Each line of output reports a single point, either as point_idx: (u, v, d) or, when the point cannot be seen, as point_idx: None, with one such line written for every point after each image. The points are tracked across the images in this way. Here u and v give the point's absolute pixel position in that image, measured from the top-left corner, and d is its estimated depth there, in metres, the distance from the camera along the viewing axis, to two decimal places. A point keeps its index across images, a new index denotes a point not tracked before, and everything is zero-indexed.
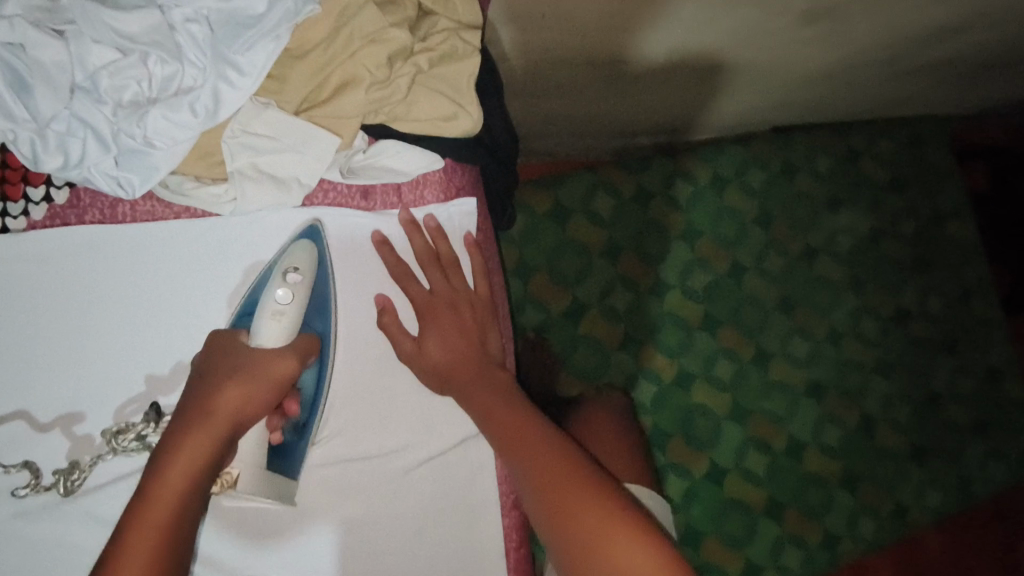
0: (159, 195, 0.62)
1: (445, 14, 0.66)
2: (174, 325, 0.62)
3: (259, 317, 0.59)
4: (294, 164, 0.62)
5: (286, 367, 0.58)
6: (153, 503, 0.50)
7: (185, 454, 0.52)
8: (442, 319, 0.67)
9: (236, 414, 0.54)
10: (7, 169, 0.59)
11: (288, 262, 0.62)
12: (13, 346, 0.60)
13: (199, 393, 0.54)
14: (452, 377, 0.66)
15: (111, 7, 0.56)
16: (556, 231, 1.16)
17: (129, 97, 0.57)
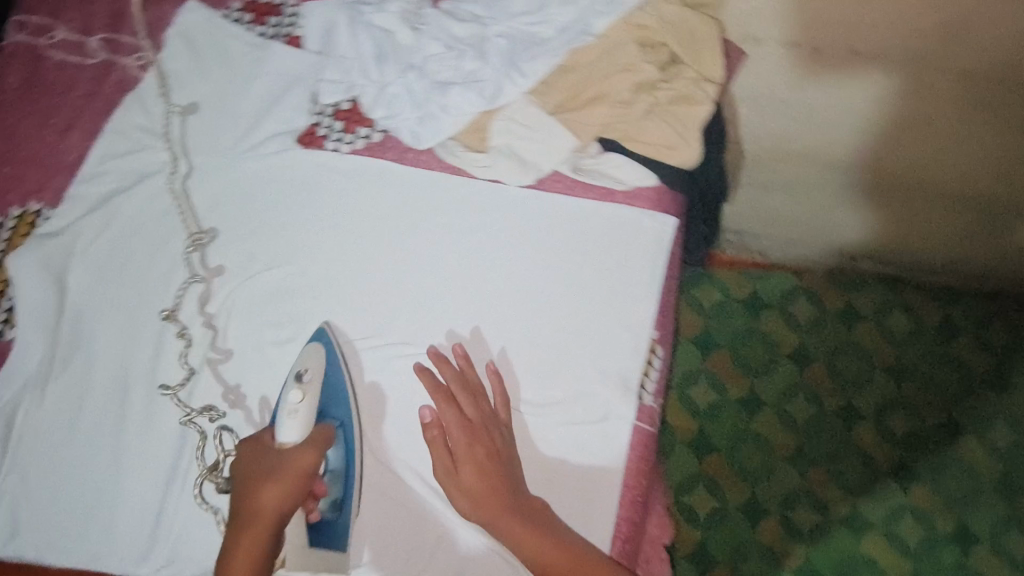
0: (439, 154, 0.79)
1: (691, 65, 0.78)
2: (408, 245, 0.78)
3: (279, 417, 0.66)
4: (539, 151, 0.78)
5: (304, 456, 0.64)
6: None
7: (239, 572, 0.60)
8: (465, 454, 0.67)
9: (280, 513, 0.62)
10: (352, 111, 0.81)
11: (301, 364, 0.70)
12: (293, 227, 0.79)
13: (241, 509, 0.62)
14: (481, 494, 0.66)
15: (450, 19, 0.79)
16: (746, 316, 1.22)
17: (442, 77, 0.78)
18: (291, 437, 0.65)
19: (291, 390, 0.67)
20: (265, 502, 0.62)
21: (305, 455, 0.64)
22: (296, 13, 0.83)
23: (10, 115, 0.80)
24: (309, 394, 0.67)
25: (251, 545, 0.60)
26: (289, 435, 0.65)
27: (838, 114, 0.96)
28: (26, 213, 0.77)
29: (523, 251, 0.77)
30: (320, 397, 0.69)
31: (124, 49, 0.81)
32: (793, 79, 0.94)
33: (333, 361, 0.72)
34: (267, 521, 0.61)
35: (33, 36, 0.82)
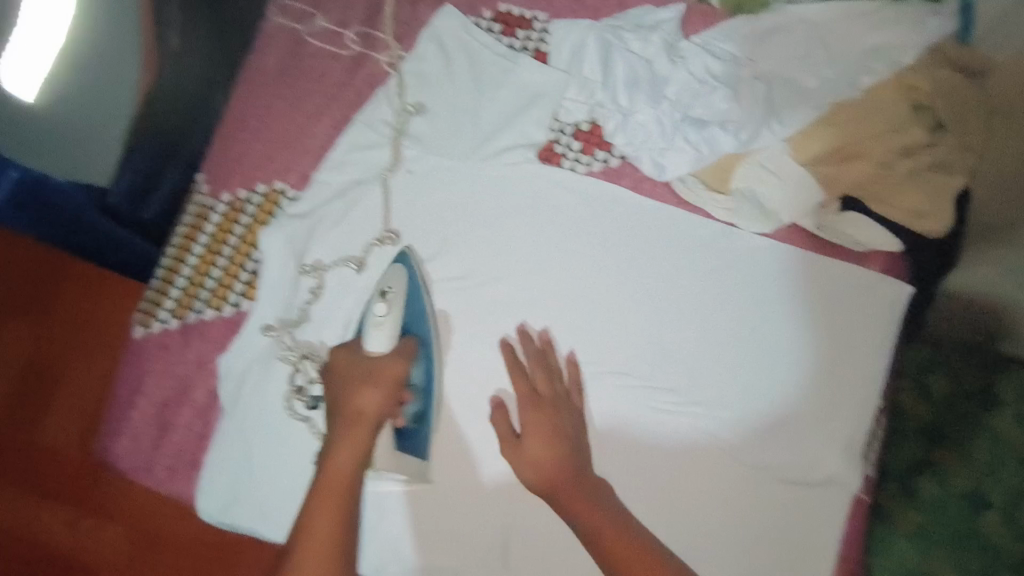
0: (674, 187, 0.80)
1: (957, 132, 0.74)
2: (637, 279, 0.79)
3: (367, 329, 0.72)
4: (780, 199, 0.76)
5: (397, 363, 0.71)
6: (327, 498, 0.64)
7: (342, 462, 0.66)
8: (535, 433, 0.72)
9: (377, 414, 0.69)
10: (592, 133, 0.81)
11: (385, 281, 0.75)
12: (522, 241, 0.80)
13: (344, 411, 0.69)
14: (544, 471, 0.70)
15: (710, 55, 0.78)
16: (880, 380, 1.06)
17: (693, 114, 0.78)
18: (380, 347, 0.72)
19: (377, 302, 0.73)
20: (343, 451, 0.67)
21: (398, 362, 0.71)
22: (546, 29, 0.83)
23: (263, 96, 0.82)
24: (394, 307, 0.73)
25: (331, 487, 0.65)
26: (377, 343, 0.72)
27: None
28: (272, 192, 0.80)
29: (751, 301, 0.78)
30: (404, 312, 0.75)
31: (378, 45, 0.83)
32: None
33: (414, 280, 0.77)
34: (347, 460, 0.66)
35: (292, 22, 0.83)
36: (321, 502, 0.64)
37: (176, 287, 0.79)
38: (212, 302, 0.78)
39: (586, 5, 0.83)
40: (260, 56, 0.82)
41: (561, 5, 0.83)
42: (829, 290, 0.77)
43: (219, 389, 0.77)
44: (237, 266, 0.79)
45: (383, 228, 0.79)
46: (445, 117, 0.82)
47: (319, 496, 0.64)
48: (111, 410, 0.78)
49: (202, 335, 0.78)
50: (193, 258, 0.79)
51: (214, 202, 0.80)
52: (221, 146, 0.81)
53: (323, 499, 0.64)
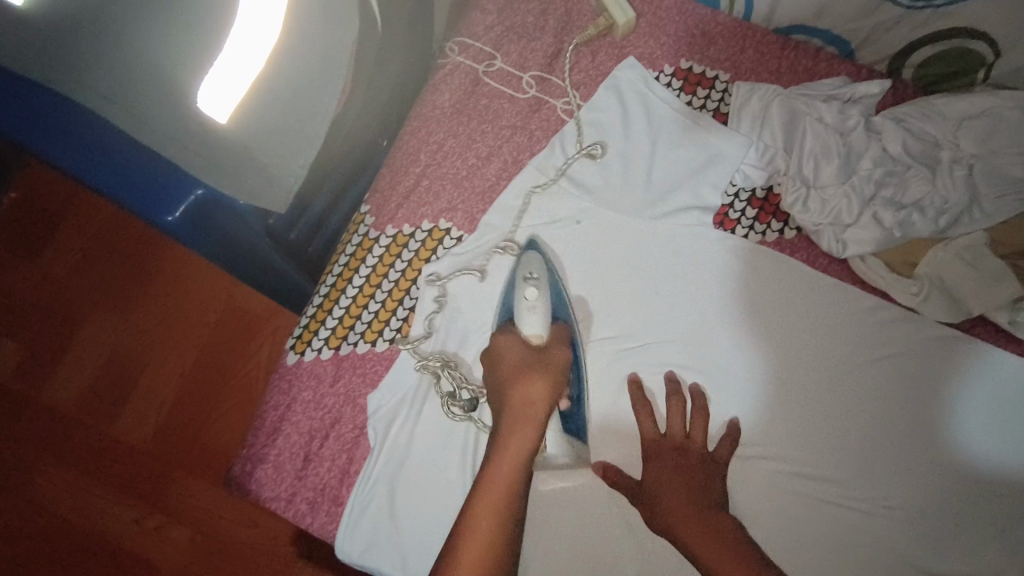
0: (852, 266, 0.76)
1: None
2: (806, 356, 0.74)
3: (518, 314, 0.72)
4: (972, 290, 0.72)
5: (563, 353, 0.72)
6: (487, 494, 0.66)
7: (512, 458, 0.68)
8: (667, 497, 0.69)
9: (546, 406, 0.70)
10: (768, 202, 0.79)
11: (524, 270, 0.74)
12: (686, 304, 0.76)
13: (510, 398, 0.70)
14: (676, 516, 0.68)
15: (908, 133, 0.75)
16: None
17: (884, 193, 0.75)
18: (537, 331, 0.71)
19: (524, 287, 0.73)
20: (530, 418, 0.69)
21: (563, 354, 0.72)
22: (728, 89, 0.82)
23: (436, 132, 0.81)
24: (544, 292, 0.73)
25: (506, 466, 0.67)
26: (533, 330, 0.72)
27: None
28: (438, 229, 0.78)
29: (932, 395, 0.72)
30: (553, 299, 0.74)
31: (555, 91, 0.82)
32: None
33: (557, 275, 0.76)
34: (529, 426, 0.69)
35: (472, 60, 0.83)
36: (482, 504, 0.66)
37: (332, 316, 0.77)
38: (368, 335, 0.75)
39: (770, 70, 0.82)
40: (437, 91, 0.82)
41: (745, 67, 0.82)
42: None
43: (367, 426, 0.74)
44: (395, 300, 0.76)
45: (501, 235, 0.77)
46: (619, 169, 0.80)
47: (483, 498, 0.66)
48: (256, 435, 0.76)
49: (354, 368, 0.75)
50: (353, 288, 0.77)
51: (379, 233, 0.78)
52: (389, 178, 0.80)
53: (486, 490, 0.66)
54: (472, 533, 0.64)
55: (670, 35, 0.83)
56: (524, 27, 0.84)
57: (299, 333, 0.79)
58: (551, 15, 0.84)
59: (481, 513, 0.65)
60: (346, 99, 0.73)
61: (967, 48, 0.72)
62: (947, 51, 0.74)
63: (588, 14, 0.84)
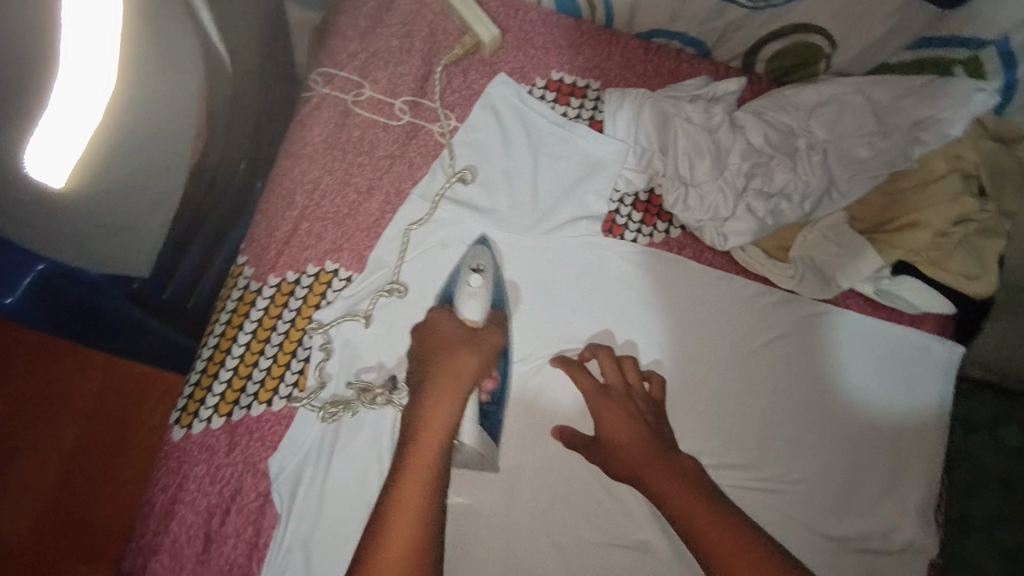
0: (734, 256, 0.80)
1: (994, 198, 0.78)
2: (703, 349, 0.77)
3: (460, 299, 0.73)
4: (841, 266, 0.77)
5: (495, 335, 0.73)
6: (417, 465, 0.66)
7: (440, 418, 0.68)
8: (625, 438, 0.70)
9: (474, 376, 0.70)
10: (650, 204, 0.81)
11: (473, 261, 0.75)
12: (585, 316, 0.77)
13: (438, 371, 0.69)
14: (633, 457, 0.70)
15: (766, 126, 0.79)
16: (990, 442, 0.99)
17: (754, 185, 0.78)
18: (474, 316, 0.73)
19: (470, 275, 0.74)
20: (456, 366, 0.70)
21: (494, 334, 0.73)
22: (599, 97, 0.83)
23: (310, 169, 0.76)
24: (488, 283, 0.74)
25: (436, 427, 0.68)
26: (471, 315, 0.73)
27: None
28: (324, 271, 0.74)
29: (814, 368, 0.77)
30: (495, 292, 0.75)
31: (430, 115, 0.80)
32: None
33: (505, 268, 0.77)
34: (457, 383, 0.69)
35: (339, 91, 0.79)
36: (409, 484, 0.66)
37: (220, 380, 0.71)
38: (261, 395, 0.70)
39: (637, 75, 0.84)
40: (306, 127, 0.78)
41: (613, 74, 0.84)
42: (881, 349, 0.78)
43: (272, 491, 0.69)
44: (287, 354, 0.72)
45: (393, 275, 0.75)
46: (504, 185, 0.79)
47: (414, 456, 0.66)
48: (145, 522, 0.69)
49: (250, 433, 0.70)
50: (238, 347, 0.72)
51: (261, 284, 0.73)
52: (264, 224, 0.75)
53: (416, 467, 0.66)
54: (400, 505, 0.65)
55: (537, 48, 0.83)
56: (390, 51, 0.81)
57: (183, 404, 0.72)
58: (417, 36, 0.81)
59: (410, 486, 0.65)
60: (201, 145, 0.67)
61: (808, 40, 0.77)
62: (792, 45, 0.79)
63: (453, 33, 0.82)
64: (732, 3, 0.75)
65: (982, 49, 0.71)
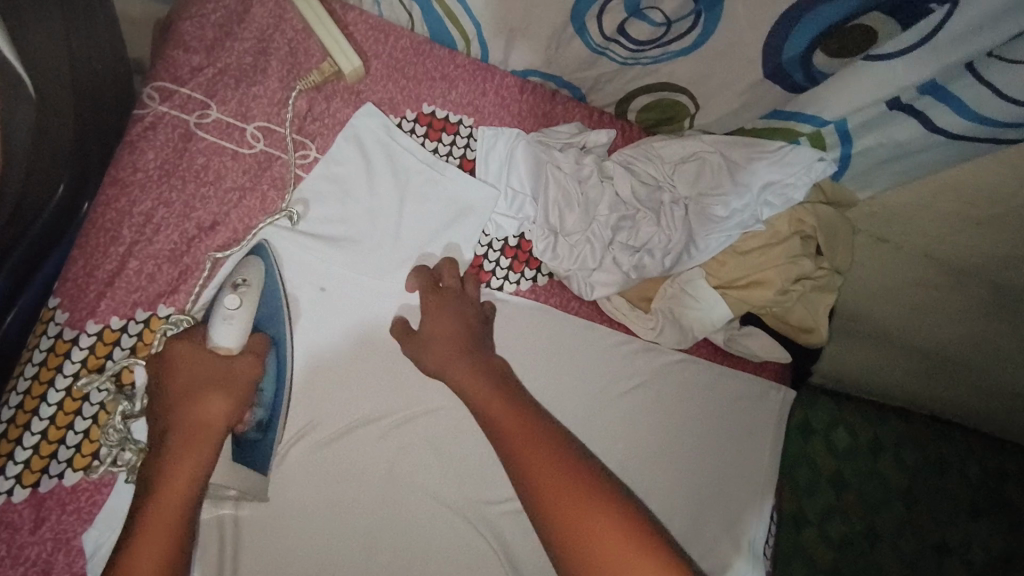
0: (600, 304, 0.82)
1: (829, 257, 0.85)
2: (564, 396, 0.78)
3: (213, 320, 0.61)
4: (695, 318, 0.81)
5: (253, 366, 0.63)
6: (150, 534, 0.53)
7: (183, 482, 0.56)
8: (440, 327, 0.69)
9: (226, 422, 0.60)
10: (520, 250, 0.79)
11: (238, 274, 0.64)
12: None
13: (177, 424, 0.58)
14: (447, 351, 0.67)
15: (635, 179, 0.80)
16: (799, 442, 1.15)
17: (620, 238, 0.80)
18: (229, 343, 0.61)
19: (229, 293, 0.62)
20: (204, 412, 0.59)
21: (253, 365, 0.63)
22: (472, 134, 0.80)
23: (141, 199, 0.67)
24: (248, 301, 0.63)
25: (178, 486, 0.56)
26: (226, 341, 0.61)
27: (899, 235, 0.88)
28: (156, 317, 0.66)
29: (664, 415, 0.81)
30: (260, 307, 0.65)
31: (286, 144, 0.73)
32: (905, 212, 0.85)
33: (272, 274, 0.67)
34: (208, 434, 0.58)
35: (179, 110, 0.70)
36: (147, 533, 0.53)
37: (24, 445, 0.61)
38: (77, 462, 0.62)
39: (511, 114, 0.82)
40: (137, 150, 0.68)
41: (487, 110, 0.81)
42: (715, 395, 0.84)
43: (87, 570, 0.61)
44: (109, 413, 0.63)
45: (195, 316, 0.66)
46: (342, 214, 0.74)
47: (150, 522, 0.54)
48: None
49: (62, 505, 0.61)
50: (47, 407, 0.61)
51: (77, 333, 0.63)
52: (80, 262, 0.65)
53: (151, 535, 0.53)
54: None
55: (408, 78, 0.79)
56: (241, 69, 0.73)
57: None
58: (273, 55, 0.74)
59: (138, 564, 0.52)
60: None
61: (675, 98, 0.79)
62: (658, 100, 0.81)
63: (315, 55, 0.75)
64: (604, 57, 0.74)
65: (824, 127, 0.76)
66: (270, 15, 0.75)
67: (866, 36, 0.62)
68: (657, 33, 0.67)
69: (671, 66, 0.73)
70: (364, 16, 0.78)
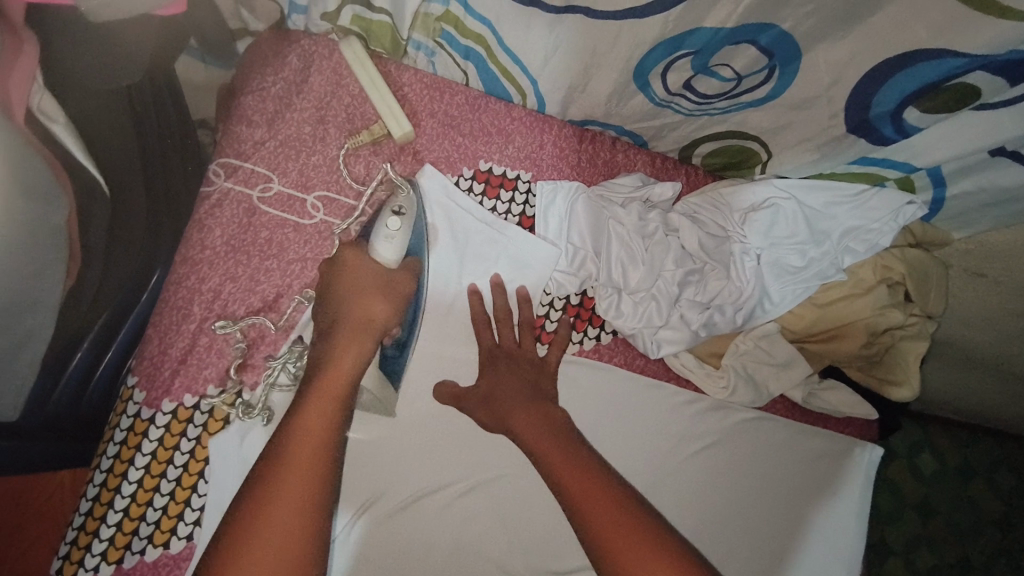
0: (667, 362, 0.78)
1: (919, 302, 0.78)
2: (633, 461, 0.74)
3: (376, 236, 0.71)
4: (770, 376, 0.77)
5: (409, 283, 0.72)
6: (322, 400, 0.68)
7: (346, 367, 0.69)
8: (501, 386, 0.73)
9: (386, 325, 0.71)
10: (582, 308, 0.77)
11: (395, 203, 0.72)
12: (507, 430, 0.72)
13: (344, 318, 0.70)
14: (497, 411, 0.72)
15: (704, 230, 0.76)
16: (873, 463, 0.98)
17: (688, 294, 0.76)
18: (389, 257, 0.70)
19: (389, 217, 0.71)
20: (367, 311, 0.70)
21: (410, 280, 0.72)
22: (530, 190, 0.78)
23: (209, 275, 0.69)
24: (407, 223, 0.71)
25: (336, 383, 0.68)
26: (386, 255, 0.71)
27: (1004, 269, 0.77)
28: (225, 393, 0.67)
29: (739, 478, 0.77)
30: (413, 236, 0.72)
31: (346, 212, 0.73)
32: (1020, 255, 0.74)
33: (427, 208, 0.74)
34: (368, 334, 0.70)
35: (243, 185, 0.71)
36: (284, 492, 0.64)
37: (108, 522, 0.64)
38: (157, 538, 0.64)
39: (570, 165, 0.79)
40: (204, 228, 0.70)
41: (545, 163, 0.79)
42: (795, 455, 0.79)
43: None
44: (185, 489, 0.65)
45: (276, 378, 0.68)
46: None
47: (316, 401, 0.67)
48: None
49: None
50: (128, 485, 0.64)
51: (153, 411, 0.65)
52: (155, 342, 0.67)
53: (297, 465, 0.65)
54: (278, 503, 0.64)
55: (464, 134, 0.77)
56: (301, 139, 0.73)
57: (67, 547, 0.64)
58: (331, 123, 0.74)
59: (300, 466, 0.65)
60: (74, 270, 0.58)
61: (746, 145, 0.74)
62: (726, 146, 0.76)
63: (372, 119, 0.75)
64: (668, 108, 0.70)
65: (913, 172, 0.71)
66: (328, 83, 0.75)
67: (968, 96, 0.56)
68: (727, 86, 0.63)
69: (741, 116, 0.68)
70: (419, 75, 0.77)
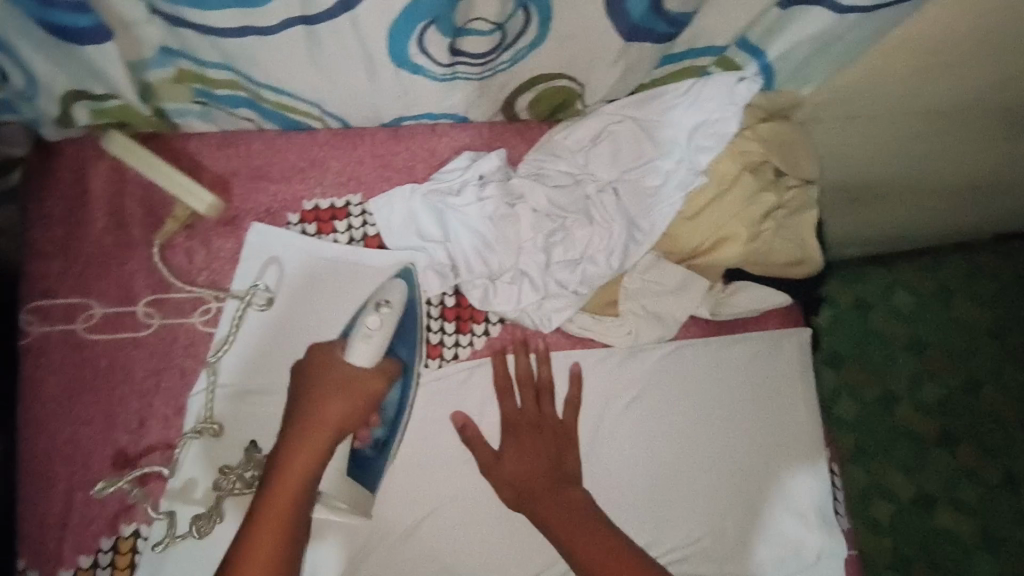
0: (566, 329, 0.74)
1: (790, 172, 0.74)
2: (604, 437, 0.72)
3: (352, 337, 0.63)
4: (673, 304, 0.74)
5: (379, 383, 0.64)
6: (266, 527, 0.57)
7: (296, 471, 0.60)
8: (519, 459, 0.68)
9: (349, 420, 0.62)
10: (460, 307, 0.73)
11: (382, 294, 0.64)
12: (432, 457, 0.70)
13: (314, 402, 0.62)
14: (530, 485, 0.67)
15: (548, 185, 0.72)
16: (860, 322, 1.03)
17: (557, 257, 0.71)
18: (364, 359, 0.62)
19: (371, 314, 0.63)
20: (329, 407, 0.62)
21: (379, 380, 0.64)
22: (365, 210, 0.73)
23: (61, 428, 0.65)
24: (388, 325, 0.63)
25: (291, 480, 0.59)
26: (362, 358, 0.62)
27: (866, 106, 0.73)
28: (122, 539, 0.63)
29: (676, 407, 0.74)
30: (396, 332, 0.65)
31: (182, 307, 0.68)
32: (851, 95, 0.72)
33: (414, 299, 0.67)
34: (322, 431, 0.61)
35: (64, 322, 0.67)
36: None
37: None
38: None
39: (398, 170, 0.74)
40: (38, 380, 0.65)
41: (370, 178, 0.74)
42: (724, 367, 0.75)
43: None
44: None
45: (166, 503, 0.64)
46: (261, 362, 0.68)
47: (261, 521, 0.57)
48: None
49: None
50: None
51: None
52: (29, 514, 0.63)
53: (258, 537, 0.56)
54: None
55: (276, 180, 0.72)
56: (105, 252, 0.68)
57: None
58: (131, 223, 0.69)
59: (258, 550, 0.56)
60: None
61: (556, 85, 0.69)
62: (541, 94, 0.71)
63: (170, 202, 0.70)
64: (458, 80, 0.65)
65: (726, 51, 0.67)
66: (111, 183, 0.69)
67: None
68: (490, 41, 0.58)
69: (529, 63, 0.63)
70: (206, 137, 0.72)
